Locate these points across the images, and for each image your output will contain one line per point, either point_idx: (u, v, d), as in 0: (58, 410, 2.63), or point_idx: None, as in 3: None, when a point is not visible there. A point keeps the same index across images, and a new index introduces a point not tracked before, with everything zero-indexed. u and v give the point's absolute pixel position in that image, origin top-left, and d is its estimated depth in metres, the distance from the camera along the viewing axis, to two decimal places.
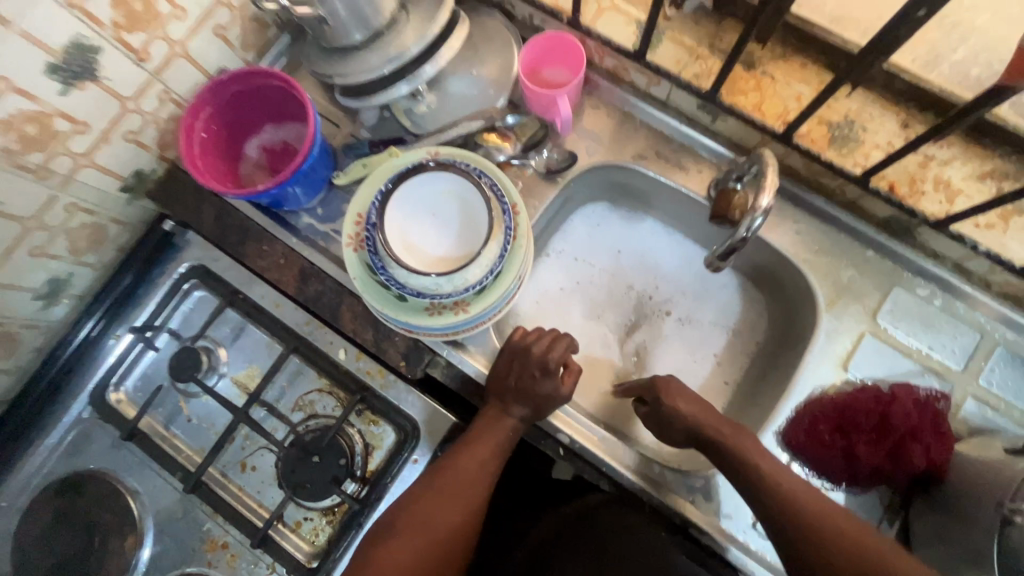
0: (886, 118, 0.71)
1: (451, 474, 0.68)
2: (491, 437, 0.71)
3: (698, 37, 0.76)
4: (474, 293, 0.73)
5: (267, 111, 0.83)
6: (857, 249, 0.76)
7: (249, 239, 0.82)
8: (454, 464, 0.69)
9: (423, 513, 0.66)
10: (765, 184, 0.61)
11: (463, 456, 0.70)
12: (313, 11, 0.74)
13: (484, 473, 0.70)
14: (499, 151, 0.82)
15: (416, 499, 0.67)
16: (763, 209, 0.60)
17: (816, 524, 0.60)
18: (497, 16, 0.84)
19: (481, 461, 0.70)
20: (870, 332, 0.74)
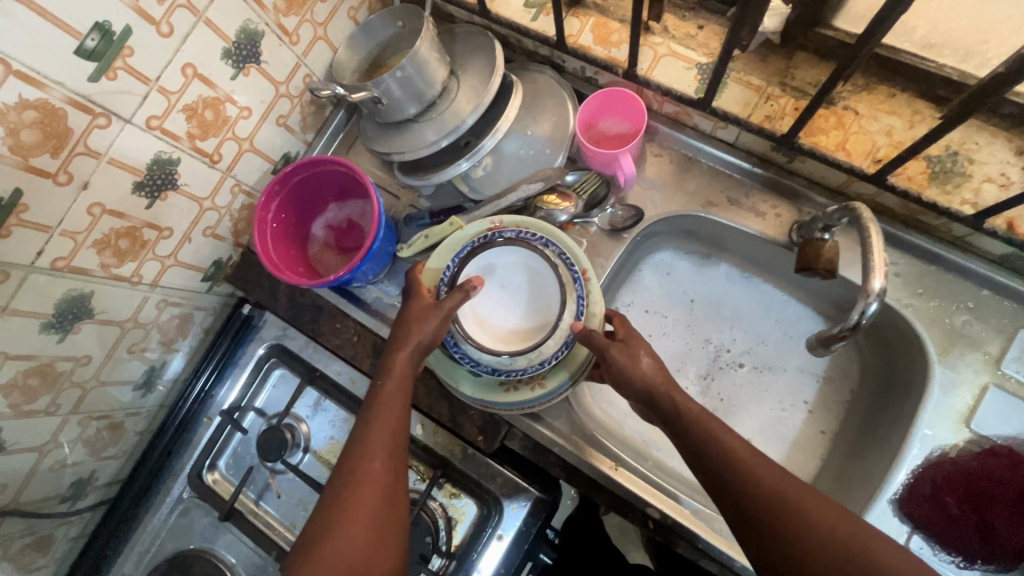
0: (994, 146, 0.64)
1: (374, 452, 0.59)
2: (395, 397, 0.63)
3: (766, 76, 0.71)
4: (550, 366, 0.71)
5: (331, 192, 0.84)
6: (968, 289, 0.69)
7: (322, 318, 0.84)
8: (374, 438, 0.60)
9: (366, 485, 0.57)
10: (874, 265, 0.56)
11: (379, 430, 0.60)
12: (368, 93, 0.74)
13: (398, 445, 0.61)
14: (561, 212, 0.79)
15: (344, 486, 0.57)
16: (877, 295, 0.55)
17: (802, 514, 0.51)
18: (548, 73, 0.82)
19: (395, 436, 0.61)
20: (994, 383, 0.66)
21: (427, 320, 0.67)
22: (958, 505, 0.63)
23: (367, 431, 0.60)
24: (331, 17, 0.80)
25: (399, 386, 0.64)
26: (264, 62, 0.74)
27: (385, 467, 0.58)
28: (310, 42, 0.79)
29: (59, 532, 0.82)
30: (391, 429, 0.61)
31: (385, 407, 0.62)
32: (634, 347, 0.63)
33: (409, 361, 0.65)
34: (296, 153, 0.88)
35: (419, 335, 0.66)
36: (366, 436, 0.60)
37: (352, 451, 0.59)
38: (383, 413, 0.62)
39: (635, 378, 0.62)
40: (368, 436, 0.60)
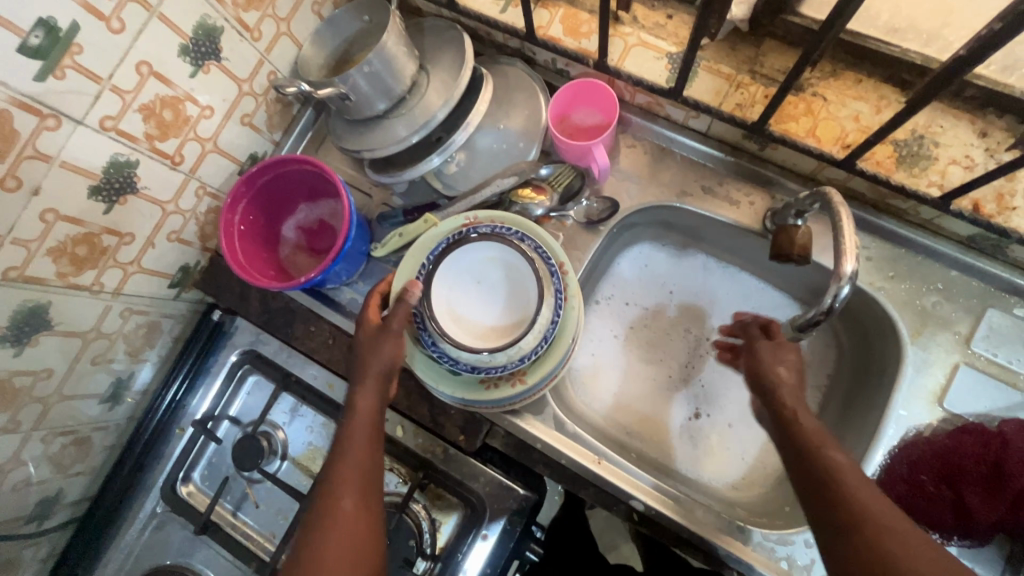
0: (959, 129, 0.65)
1: (345, 474, 0.60)
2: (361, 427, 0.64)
3: (736, 64, 0.72)
4: (530, 362, 0.70)
5: (300, 192, 0.82)
6: (938, 271, 0.70)
7: (296, 321, 0.82)
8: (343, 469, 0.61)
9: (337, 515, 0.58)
10: (845, 248, 0.55)
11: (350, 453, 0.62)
12: (335, 89, 0.73)
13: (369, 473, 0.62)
14: (536, 206, 0.78)
15: (319, 509, 0.59)
16: (848, 277, 0.54)
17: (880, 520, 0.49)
18: (519, 66, 0.81)
19: (365, 457, 0.62)
20: (964, 362, 0.67)
21: (381, 348, 0.66)
22: (931, 484, 0.64)
23: (341, 454, 0.62)
24: (294, 11, 0.78)
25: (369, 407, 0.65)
26: (225, 59, 0.71)
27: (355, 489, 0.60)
28: (273, 38, 0.77)
29: (26, 554, 0.79)
30: (362, 452, 0.62)
31: (355, 430, 0.63)
32: (784, 347, 0.63)
33: (374, 383, 0.65)
34: (264, 153, 0.86)
35: (383, 354, 0.66)
36: (340, 460, 0.62)
37: (327, 475, 0.61)
38: (352, 436, 0.63)
39: (772, 377, 0.61)
40: (341, 459, 0.62)
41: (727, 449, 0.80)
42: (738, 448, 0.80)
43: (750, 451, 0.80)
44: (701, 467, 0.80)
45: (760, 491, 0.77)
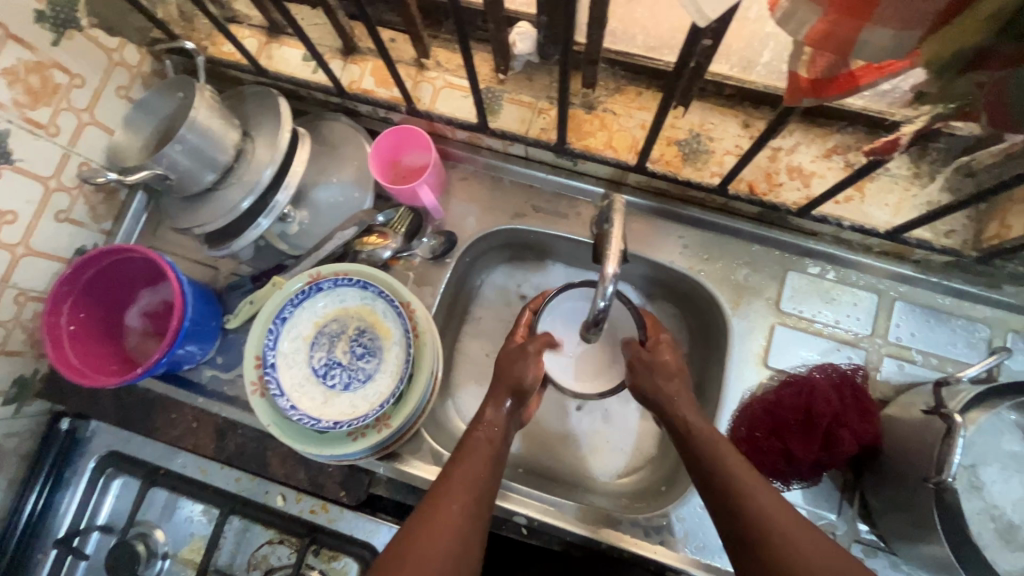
0: (727, 123, 0.74)
1: (471, 499, 0.58)
2: (482, 444, 0.63)
3: (535, 93, 0.78)
4: (391, 404, 0.70)
5: (136, 278, 0.79)
6: (744, 247, 0.78)
7: (155, 411, 0.79)
8: (463, 471, 0.60)
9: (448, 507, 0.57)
10: (609, 250, 0.56)
11: (474, 471, 0.61)
12: (151, 172, 0.71)
13: (489, 479, 0.61)
14: (383, 250, 0.80)
15: (417, 532, 0.55)
16: (610, 278, 0.54)
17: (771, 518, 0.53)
18: (343, 120, 0.84)
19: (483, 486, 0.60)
20: (779, 322, 0.76)
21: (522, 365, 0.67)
22: (766, 445, 0.70)
23: (449, 479, 0.60)
24: (96, 100, 0.76)
25: (488, 426, 0.65)
26: (19, 160, 0.69)
27: (466, 511, 0.57)
28: (75, 130, 0.74)
29: None
30: (474, 462, 0.61)
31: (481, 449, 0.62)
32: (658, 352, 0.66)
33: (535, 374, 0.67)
34: (94, 245, 0.83)
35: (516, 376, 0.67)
36: (458, 463, 0.61)
37: (432, 494, 0.59)
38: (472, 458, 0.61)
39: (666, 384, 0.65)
40: (451, 479, 0.59)
41: (607, 443, 0.84)
42: (617, 440, 0.84)
43: (628, 437, 0.84)
44: (589, 466, 0.83)
45: (638, 474, 0.82)
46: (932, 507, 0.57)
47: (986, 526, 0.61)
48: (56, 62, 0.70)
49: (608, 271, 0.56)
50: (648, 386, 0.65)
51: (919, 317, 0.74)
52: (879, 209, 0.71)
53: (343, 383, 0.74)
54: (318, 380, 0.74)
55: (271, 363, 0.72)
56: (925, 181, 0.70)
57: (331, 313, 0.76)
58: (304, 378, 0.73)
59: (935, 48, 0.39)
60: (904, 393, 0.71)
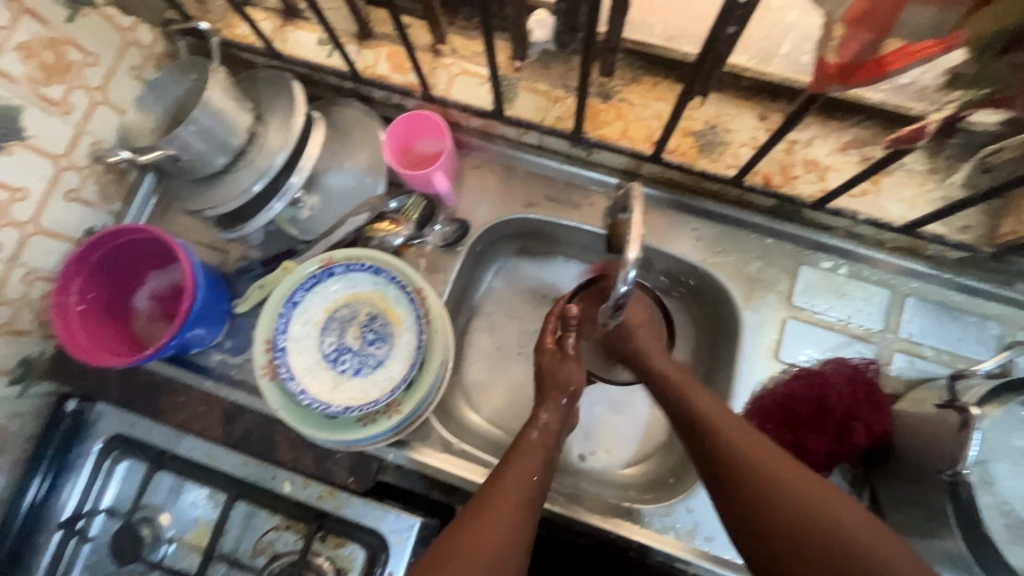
0: (743, 115, 0.73)
1: (528, 495, 0.59)
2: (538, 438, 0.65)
3: (551, 82, 0.78)
4: (402, 391, 0.70)
5: (146, 260, 0.79)
6: (757, 240, 0.78)
7: (162, 394, 0.78)
8: (522, 460, 0.62)
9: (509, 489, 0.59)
10: (630, 235, 0.55)
11: (533, 461, 0.63)
12: (163, 152, 0.70)
13: (544, 470, 0.63)
14: (395, 236, 0.80)
15: (477, 510, 0.57)
16: (632, 263, 0.54)
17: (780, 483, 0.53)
18: (356, 105, 0.84)
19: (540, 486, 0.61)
20: (791, 316, 0.76)
21: (567, 368, 0.73)
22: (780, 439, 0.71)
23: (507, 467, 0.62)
24: (109, 79, 0.76)
25: (540, 429, 0.67)
26: (31, 137, 0.68)
27: (524, 496, 0.59)
28: (88, 108, 0.74)
29: None
30: (530, 452, 0.63)
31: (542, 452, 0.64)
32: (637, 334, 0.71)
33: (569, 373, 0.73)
34: (103, 226, 0.82)
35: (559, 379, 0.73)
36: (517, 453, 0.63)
37: (491, 479, 0.61)
38: (533, 457, 0.63)
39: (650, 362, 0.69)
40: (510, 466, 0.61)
41: (617, 435, 0.83)
42: (627, 431, 0.84)
43: (638, 429, 0.84)
44: (599, 457, 0.83)
45: (647, 466, 0.81)
46: (946, 500, 0.57)
47: (997, 523, 0.60)
48: (70, 39, 0.69)
49: (629, 257, 0.56)
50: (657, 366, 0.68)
51: (931, 313, 0.74)
52: (895, 203, 0.71)
53: (354, 369, 0.73)
54: (328, 365, 0.73)
55: (282, 347, 0.72)
56: (940, 177, 0.71)
57: (342, 298, 0.75)
58: (315, 363, 0.73)
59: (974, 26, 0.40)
60: (916, 388, 0.71)
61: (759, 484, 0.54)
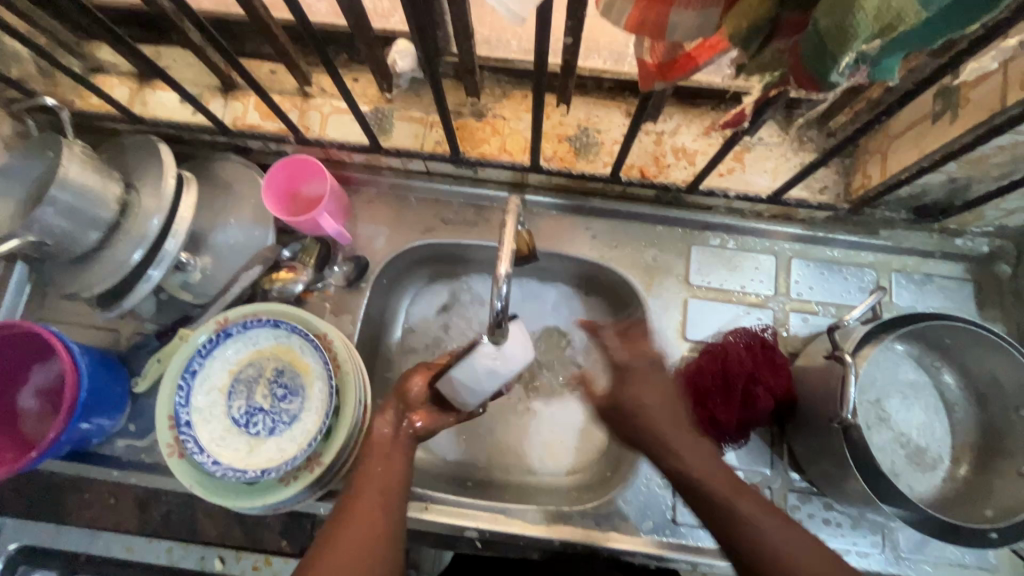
0: (611, 114, 0.77)
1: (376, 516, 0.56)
2: (384, 446, 0.61)
3: (424, 108, 0.79)
4: (319, 441, 0.67)
5: (25, 355, 0.73)
6: (648, 229, 0.81)
7: (65, 494, 0.73)
8: (367, 479, 0.58)
9: (353, 521, 0.56)
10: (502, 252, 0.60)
11: (379, 475, 0.59)
12: (23, 240, 0.66)
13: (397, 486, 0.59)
14: (294, 283, 0.78)
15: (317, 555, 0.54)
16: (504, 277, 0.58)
17: (710, 491, 0.58)
18: (234, 158, 0.82)
19: (369, 555, 0.54)
20: (691, 296, 0.79)
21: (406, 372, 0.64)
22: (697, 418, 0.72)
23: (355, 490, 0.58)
24: None
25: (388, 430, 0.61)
26: None
27: (376, 519, 0.56)
28: None
29: None
30: (376, 459, 0.60)
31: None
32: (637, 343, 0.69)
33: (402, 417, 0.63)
34: None
35: (381, 440, 0.61)
36: (363, 472, 0.59)
37: (339, 509, 0.58)
38: (354, 524, 0.55)
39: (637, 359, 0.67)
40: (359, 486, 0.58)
41: (562, 438, 0.83)
42: (567, 436, 0.83)
43: (575, 430, 0.84)
44: (541, 465, 0.82)
45: (585, 466, 0.81)
46: (843, 446, 0.61)
47: (897, 453, 0.68)
48: None
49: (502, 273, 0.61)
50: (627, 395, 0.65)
51: (816, 271, 0.79)
52: (760, 175, 0.76)
53: (268, 429, 0.71)
54: (239, 430, 0.70)
55: (186, 421, 0.68)
56: (795, 145, 0.76)
57: (245, 358, 0.73)
58: (225, 431, 0.70)
59: (735, 21, 0.40)
60: (810, 343, 0.75)
61: (695, 490, 0.59)
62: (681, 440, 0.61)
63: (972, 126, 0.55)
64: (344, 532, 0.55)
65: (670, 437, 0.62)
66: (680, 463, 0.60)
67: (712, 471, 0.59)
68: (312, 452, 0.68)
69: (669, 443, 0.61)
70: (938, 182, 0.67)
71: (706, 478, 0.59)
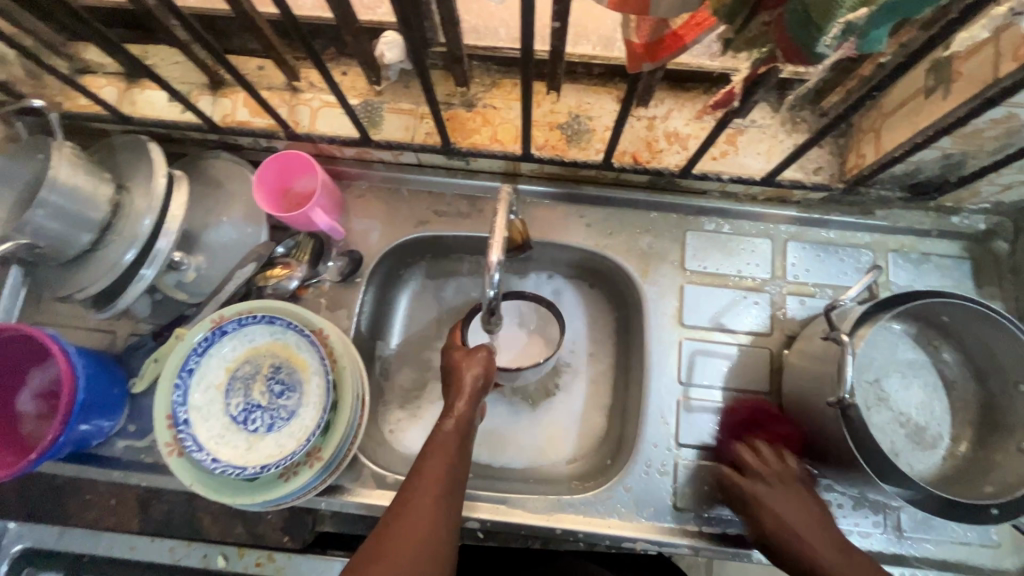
0: (602, 101, 0.76)
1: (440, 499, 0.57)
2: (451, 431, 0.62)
3: (414, 100, 0.79)
4: (318, 436, 0.68)
5: (22, 359, 0.73)
6: (642, 216, 0.81)
7: (66, 496, 0.73)
8: (432, 462, 0.59)
9: (417, 500, 0.56)
10: (494, 240, 0.60)
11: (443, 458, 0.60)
12: (15, 243, 0.66)
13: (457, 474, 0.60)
14: (289, 280, 0.78)
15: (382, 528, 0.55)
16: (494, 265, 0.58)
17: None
18: (224, 155, 0.81)
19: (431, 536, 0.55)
20: (687, 282, 0.79)
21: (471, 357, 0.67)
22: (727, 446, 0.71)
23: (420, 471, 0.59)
24: None
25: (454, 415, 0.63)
26: None
27: (439, 498, 0.57)
28: None
29: None
30: (441, 443, 0.61)
31: (399, 551, 0.52)
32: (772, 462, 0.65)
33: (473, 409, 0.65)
34: None
35: (452, 428, 0.62)
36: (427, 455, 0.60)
37: (402, 488, 0.58)
38: (418, 502, 0.56)
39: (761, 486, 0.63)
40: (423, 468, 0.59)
41: (560, 427, 0.83)
42: (567, 426, 0.83)
43: (574, 419, 0.83)
44: (542, 456, 0.82)
45: (586, 455, 0.81)
46: (842, 426, 0.61)
47: (897, 433, 0.68)
48: None
49: (494, 261, 0.60)
50: (760, 508, 0.61)
51: (812, 253, 0.79)
52: (754, 158, 0.75)
53: (266, 425, 0.70)
54: (238, 428, 0.70)
55: (184, 420, 0.68)
56: (788, 126, 0.75)
57: (242, 356, 0.72)
58: (223, 429, 0.70)
59: None
60: (807, 325, 0.75)
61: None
62: (799, 517, 0.59)
63: (966, 100, 0.55)
64: (408, 510, 0.56)
65: (793, 536, 0.58)
66: (798, 552, 0.57)
67: (835, 556, 0.55)
68: (311, 447, 0.68)
69: (791, 537, 0.58)
70: (932, 159, 0.66)
71: (825, 563, 0.55)
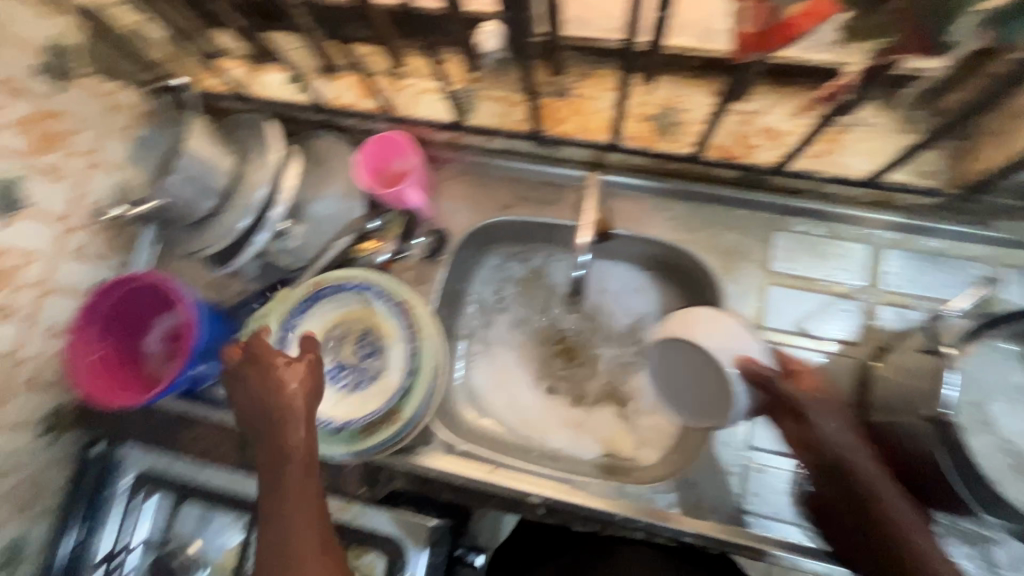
0: (696, 94, 0.76)
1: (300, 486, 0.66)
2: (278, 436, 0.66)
3: (508, 88, 0.82)
4: (400, 397, 0.73)
5: (153, 305, 0.83)
6: (728, 212, 0.79)
7: (180, 430, 0.83)
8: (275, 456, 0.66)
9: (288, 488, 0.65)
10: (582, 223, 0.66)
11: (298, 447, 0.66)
12: (157, 204, 0.75)
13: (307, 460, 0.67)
14: (379, 254, 0.84)
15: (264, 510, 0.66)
16: None
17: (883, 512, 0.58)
18: (330, 134, 0.88)
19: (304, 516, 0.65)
20: (771, 283, 0.77)
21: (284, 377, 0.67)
22: None
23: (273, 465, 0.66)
24: (99, 141, 0.81)
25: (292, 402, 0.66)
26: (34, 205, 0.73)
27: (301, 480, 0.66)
28: (83, 172, 0.79)
29: None
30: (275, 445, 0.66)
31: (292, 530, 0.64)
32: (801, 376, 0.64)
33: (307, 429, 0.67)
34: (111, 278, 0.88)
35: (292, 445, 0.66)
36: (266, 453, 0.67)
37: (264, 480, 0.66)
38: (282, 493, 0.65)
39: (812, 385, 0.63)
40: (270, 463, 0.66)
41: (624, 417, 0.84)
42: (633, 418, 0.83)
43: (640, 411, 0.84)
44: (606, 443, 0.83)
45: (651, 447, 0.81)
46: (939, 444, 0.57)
47: (1003, 463, 0.59)
48: (58, 109, 0.75)
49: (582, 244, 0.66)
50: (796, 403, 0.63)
51: (912, 261, 0.74)
52: (856, 158, 0.72)
53: (353, 383, 0.77)
54: (328, 383, 0.77)
55: None
56: (897, 126, 0.71)
57: (335, 318, 0.79)
58: None
59: None
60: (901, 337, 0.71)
61: (871, 511, 0.59)
62: (871, 476, 0.60)
63: None
64: (291, 494, 0.65)
65: (849, 463, 0.61)
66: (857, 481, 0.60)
67: (884, 486, 0.59)
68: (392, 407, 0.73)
69: (853, 471, 0.60)
70: None
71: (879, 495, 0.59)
